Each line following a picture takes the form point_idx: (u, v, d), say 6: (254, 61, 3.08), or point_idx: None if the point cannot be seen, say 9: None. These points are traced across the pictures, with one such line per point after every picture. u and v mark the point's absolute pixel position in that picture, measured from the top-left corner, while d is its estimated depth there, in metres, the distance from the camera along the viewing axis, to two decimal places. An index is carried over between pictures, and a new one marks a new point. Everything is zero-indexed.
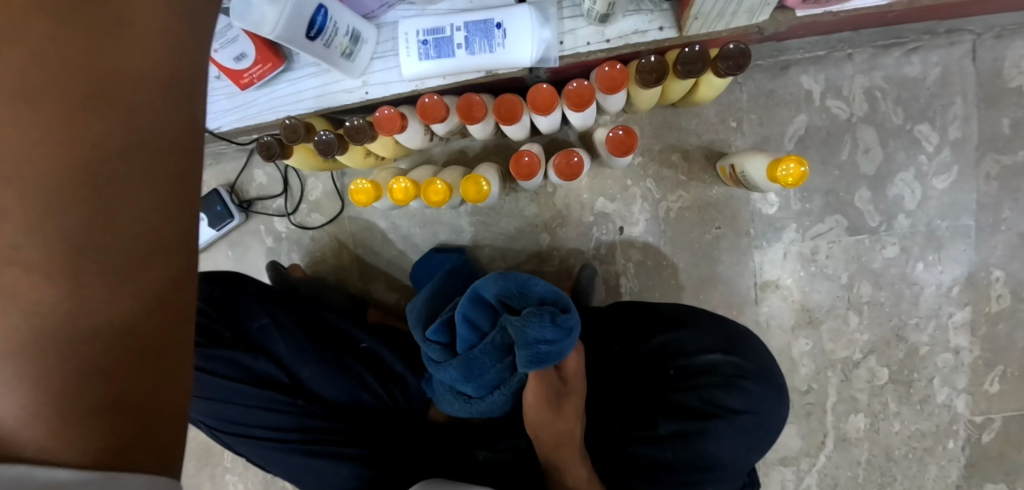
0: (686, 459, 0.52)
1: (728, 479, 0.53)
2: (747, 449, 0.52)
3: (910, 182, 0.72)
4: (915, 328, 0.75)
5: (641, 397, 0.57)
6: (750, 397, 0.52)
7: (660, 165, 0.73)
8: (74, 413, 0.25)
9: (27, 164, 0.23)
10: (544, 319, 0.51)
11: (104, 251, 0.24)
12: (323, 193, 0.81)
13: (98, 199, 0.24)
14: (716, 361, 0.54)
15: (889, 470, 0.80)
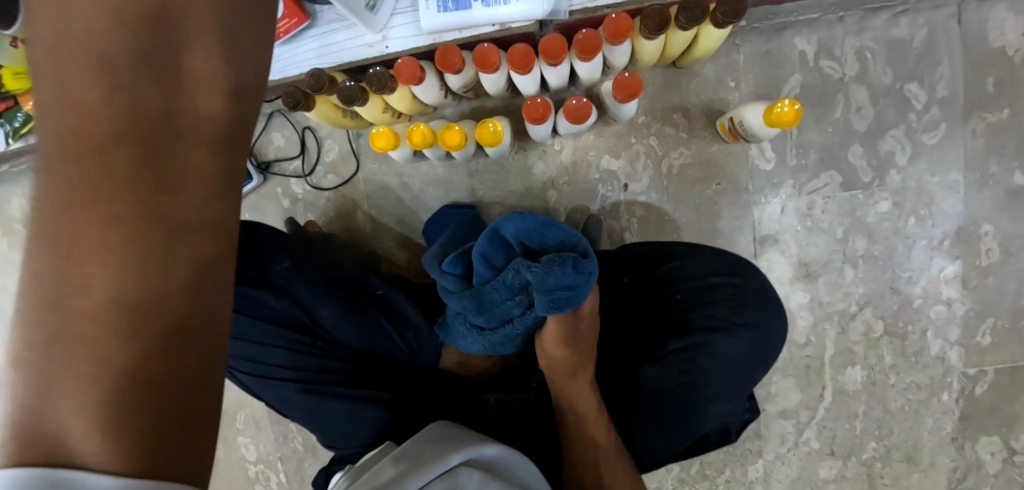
0: (693, 370, 0.57)
1: (732, 388, 0.58)
2: (747, 364, 0.57)
3: (901, 139, 0.75)
4: (908, 282, 0.78)
5: (648, 322, 0.61)
6: (749, 312, 0.58)
7: (662, 123, 0.77)
8: (117, 417, 0.24)
9: (91, 181, 0.24)
10: (566, 267, 0.50)
11: (150, 233, 0.25)
12: (339, 155, 0.83)
13: (149, 217, 0.25)
14: (719, 284, 0.59)
15: (885, 422, 0.83)
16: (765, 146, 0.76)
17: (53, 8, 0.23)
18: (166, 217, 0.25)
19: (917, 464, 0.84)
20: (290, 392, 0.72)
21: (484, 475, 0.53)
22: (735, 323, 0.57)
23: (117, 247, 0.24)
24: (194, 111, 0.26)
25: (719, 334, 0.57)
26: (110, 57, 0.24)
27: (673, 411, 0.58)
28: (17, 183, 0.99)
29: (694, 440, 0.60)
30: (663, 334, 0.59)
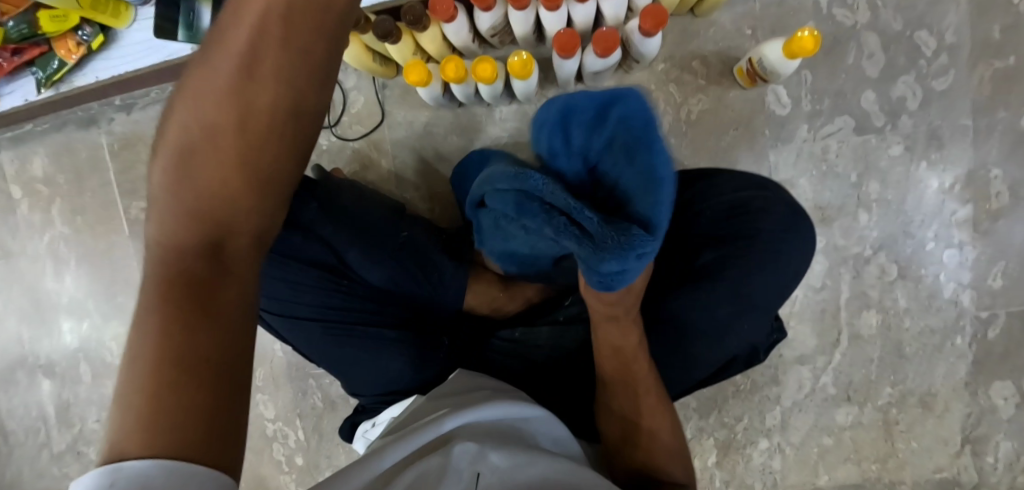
0: (729, 279, 0.55)
1: (770, 297, 0.55)
2: (781, 277, 0.56)
3: (912, 84, 0.78)
4: (920, 226, 0.80)
5: (679, 245, 0.60)
6: (781, 218, 0.56)
7: (681, 70, 0.79)
8: (167, 406, 0.27)
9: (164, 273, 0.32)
10: (626, 253, 0.40)
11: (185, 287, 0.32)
12: (364, 105, 0.85)
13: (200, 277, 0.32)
14: (749, 199, 0.58)
15: (900, 367, 0.84)
16: (781, 91, 0.79)
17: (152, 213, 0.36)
18: (211, 269, 0.33)
19: (931, 409, 0.85)
20: (314, 334, 0.72)
21: (482, 444, 0.43)
22: (767, 232, 0.55)
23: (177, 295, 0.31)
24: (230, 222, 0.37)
25: (751, 245, 0.55)
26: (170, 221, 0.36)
27: (706, 332, 0.56)
28: (40, 143, 1.00)
29: (721, 364, 0.59)
30: (695, 249, 0.57)
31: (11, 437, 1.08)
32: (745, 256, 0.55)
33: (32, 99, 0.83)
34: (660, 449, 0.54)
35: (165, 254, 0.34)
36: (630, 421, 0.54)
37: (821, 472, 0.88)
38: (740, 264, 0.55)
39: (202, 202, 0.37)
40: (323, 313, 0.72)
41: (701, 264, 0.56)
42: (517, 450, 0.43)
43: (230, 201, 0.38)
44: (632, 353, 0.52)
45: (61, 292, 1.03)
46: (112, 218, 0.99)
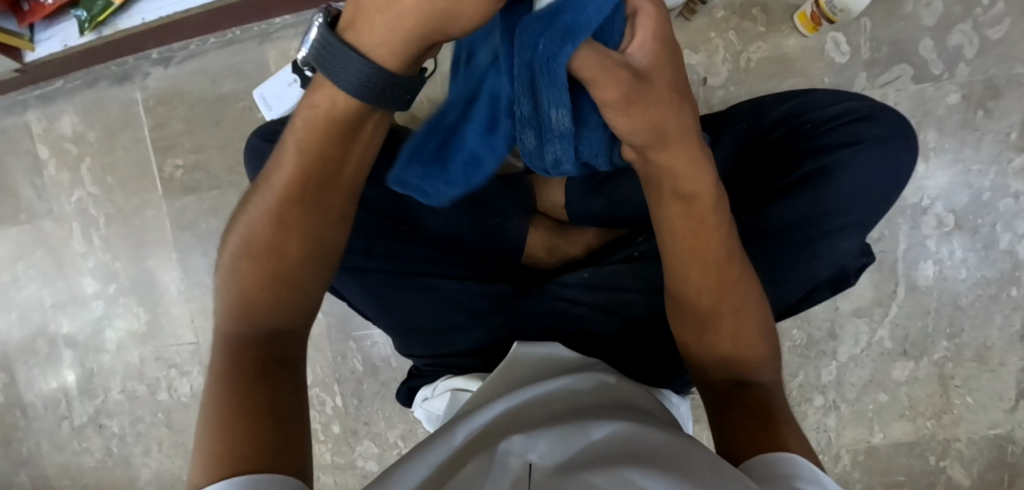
0: (835, 189, 0.53)
1: (873, 208, 0.54)
2: (882, 190, 0.54)
3: (969, 33, 0.78)
4: (977, 174, 0.80)
5: (774, 159, 0.57)
6: (889, 127, 0.54)
7: (741, 18, 0.80)
8: (246, 434, 0.36)
9: (234, 353, 0.42)
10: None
11: (251, 361, 0.41)
12: None
13: (261, 351, 0.42)
14: (852, 108, 0.56)
15: (956, 319, 0.83)
16: (839, 39, 0.79)
17: (223, 303, 0.45)
18: (271, 347, 0.43)
19: (986, 363, 0.84)
20: (368, 285, 0.68)
21: (527, 434, 0.39)
22: (875, 138, 0.54)
23: (243, 367, 0.41)
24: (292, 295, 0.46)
25: (858, 152, 0.53)
26: (240, 301, 0.45)
27: (809, 246, 0.54)
28: (71, 101, 0.98)
29: (806, 290, 0.56)
30: (797, 160, 0.55)
31: (29, 409, 1.06)
32: (851, 165, 0.53)
33: (71, 42, 0.86)
34: (750, 351, 0.48)
35: (234, 342, 0.43)
36: (712, 313, 0.48)
37: (876, 429, 0.87)
38: (848, 170, 0.53)
39: (263, 280, 0.45)
40: (377, 261, 0.68)
41: (805, 172, 0.54)
42: (564, 432, 0.39)
43: (292, 285, 0.46)
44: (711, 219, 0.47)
45: (87, 255, 1.01)
46: (143, 176, 0.98)
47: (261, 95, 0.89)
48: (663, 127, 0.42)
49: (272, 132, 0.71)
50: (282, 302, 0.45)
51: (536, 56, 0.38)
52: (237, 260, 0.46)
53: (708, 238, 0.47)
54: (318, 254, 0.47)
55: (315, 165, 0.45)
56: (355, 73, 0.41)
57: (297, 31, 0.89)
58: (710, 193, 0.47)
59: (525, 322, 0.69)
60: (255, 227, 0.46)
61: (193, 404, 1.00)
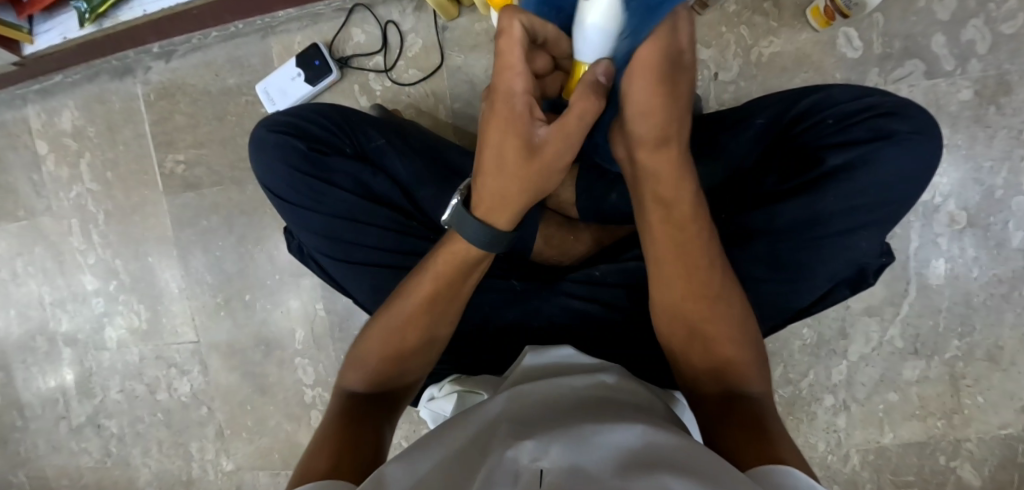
0: (856, 186, 0.52)
1: (895, 205, 0.53)
2: (905, 185, 0.52)
3: (982, 28, 0.78)
4: (989, 171, 0.80)
5: (793, 154, 0.56)
6: (914, 121, 0.53)
7: (752, 13, 0.80)
8: (335, 459, 0.42)
9: (351, 400, 0.49)
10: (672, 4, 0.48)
11: (359, 410, 0.48)
12: (422, 48, 0.85)
13: (370, 407, 0.49)
14: (874, 104, 0.54)
15: (968, 318, 0.83)
16: (852, 34, 0.79)
17: (352, 359, 0.53)
18: (374, 405, 0.50)
19: (998, 362, 0.83)
20: (376, 282, 0.66)
21: (541, 440, 0.37)
22: (900, 133, 0.52)
23: (352, 414, 0.48)
24: (405, 368, 0.53)
25: (883, 146, 0.52)
26: (362, 362, 0.52)
27: (825, 245, 0.54)
28: (70, 96, 0.97)
29: (826, 289, 0.57)
30: (819, 155, 0.54)
31: (26, 409, 1.04)
32: (875, 161, 0.52)
33: (71, 35, 0.85)
34: (735, 356, 0.47)
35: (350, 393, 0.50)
36: (697, 316, 0.49)
37: (886, 429, 0.86)
38: (870, 167, 0.52)
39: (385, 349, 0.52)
40: (385, 255, 0.66)
41: (827, 169, 0.53)
42: (573, 434, 0.38)
43: (405, 362, 0.53)
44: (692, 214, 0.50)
45: (86, 252, 1.00)
46: (144, 172, 0.96)
47: (265, 89, 0.88)
48: (661, 118, 0.48)
49: (280, 122, 0.69)
50: (395, 372, 0.52)
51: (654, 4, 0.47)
52: (368, 341, 0.53)
53: (688, 238, 0.50)
54: (428, 351, 0.54)
55: (448, 287, 0.53)
56: (478, 234, 0.51)
57: (302, 24, 0.88)
58: (684, 198, 0.50)
59: (535, 320, 0.68)
60: (386, 323, 0.53)
61: (194, 404, 0.98)
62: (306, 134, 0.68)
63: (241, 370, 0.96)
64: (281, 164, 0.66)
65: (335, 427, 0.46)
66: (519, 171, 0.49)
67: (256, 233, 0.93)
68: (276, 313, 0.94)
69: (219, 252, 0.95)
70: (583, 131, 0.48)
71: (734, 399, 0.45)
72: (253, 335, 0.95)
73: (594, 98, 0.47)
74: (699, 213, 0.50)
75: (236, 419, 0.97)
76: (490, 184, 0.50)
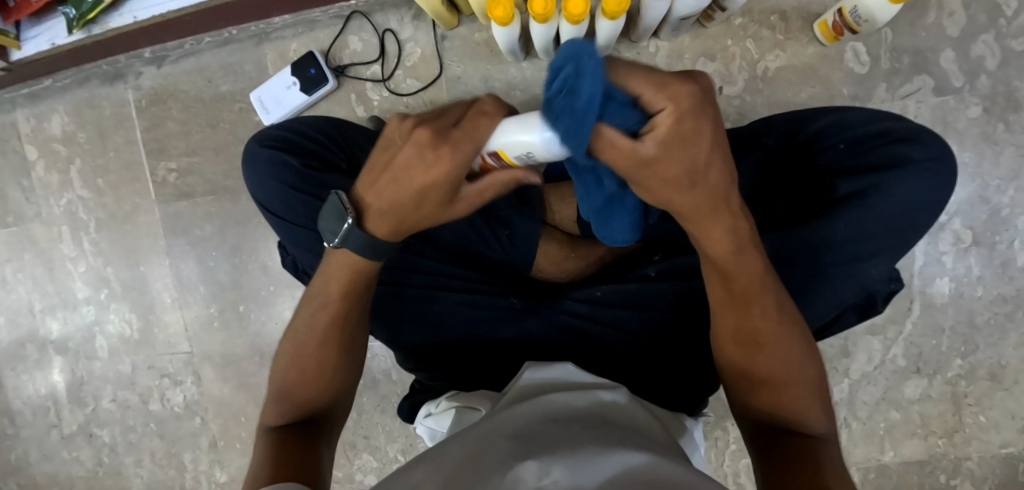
0: (868, 214, 0.51)
1: (907, 233, 0.52)
2: (917, 213, 0.51)
3: (992, 44, 0.76)
4: (996, 190, 0.78)
5: (805, 177, 0.55)
6: (929, 148, 0.51)
7: (759, 25, 0.78)
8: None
9: (278, 429, 0.50)
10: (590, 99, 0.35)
11: (288, 436, 0.49)
12: (420, 58, 0.83)
13: (297, 431, 0.49)
14: (890, 129, 0.53)
15: (971, 338, 0.82)
16: (859, 49, 0.77)
17: (274, 386, 0.53)
18: (303, 426, 0.50)
19: (1000, 381, 0.82)
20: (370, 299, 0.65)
21: (543, 461, 0.37)
22: (915, 161, 0.51)
23: (282, 441, 0.48)
24: (327, 383, 0.52)
25: (896, 174, 0.50)
26: (285, 389, 0.52)
27: (837, 272, 0.52)
28: (60, 100, 0.95)
29: (834, 314, 0.55)
30: (831, 180, 0.52)
31: (17, 417, 1.03)
32: (886, 189, 0.50)
33: (59, 41, 0.83)
34: (794, 392, 0.47)
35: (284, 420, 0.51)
36: (756, 361, 0.47)
37: (887, 447, 0.85)
38: (884, 194, 0.50)
39: (303, 371, 0.52)
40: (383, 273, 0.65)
41: (838, 196, 0.51)
42: (575, 454, 0.38)
43: (327, 376, 0.52)
44: (737, 268, 0.46)
45: (77, 259, 0.98)
46: (136, 179, 0.94)
47: (258, 98, 0.85)
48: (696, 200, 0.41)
49: (273, 136, 0.68)
50: (318, 389, 0.52)
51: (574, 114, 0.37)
52: (286, 375, 0.52)
53: (737, 280, 0.46)
54: (348, 362, 0.53)
55: (347, 305, 0.51)
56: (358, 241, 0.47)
57: (297, 31, 0.86)
58: (728, 243, 0.45)
59: (531, 339, 0.66)
60: (299, 357, 0.52)
61: (187, 414, 0.97)
62: (299, 149, 0.66)
63: (235, 381, 0.95)
64: (275, 182, 0.65)
65: (265, 458, 0.46)
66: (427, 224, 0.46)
67: (251, 243, 0.92)
68: (271, 325, 0.93)
69: (213, 262, 0.93)
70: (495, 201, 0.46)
71: (799, 440, 0.46)
72: (248, 346, 0.94)
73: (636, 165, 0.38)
74: (745, 257, 0.46)
75: (230, 431, 0.96)
76: (391, 221, 0.46)
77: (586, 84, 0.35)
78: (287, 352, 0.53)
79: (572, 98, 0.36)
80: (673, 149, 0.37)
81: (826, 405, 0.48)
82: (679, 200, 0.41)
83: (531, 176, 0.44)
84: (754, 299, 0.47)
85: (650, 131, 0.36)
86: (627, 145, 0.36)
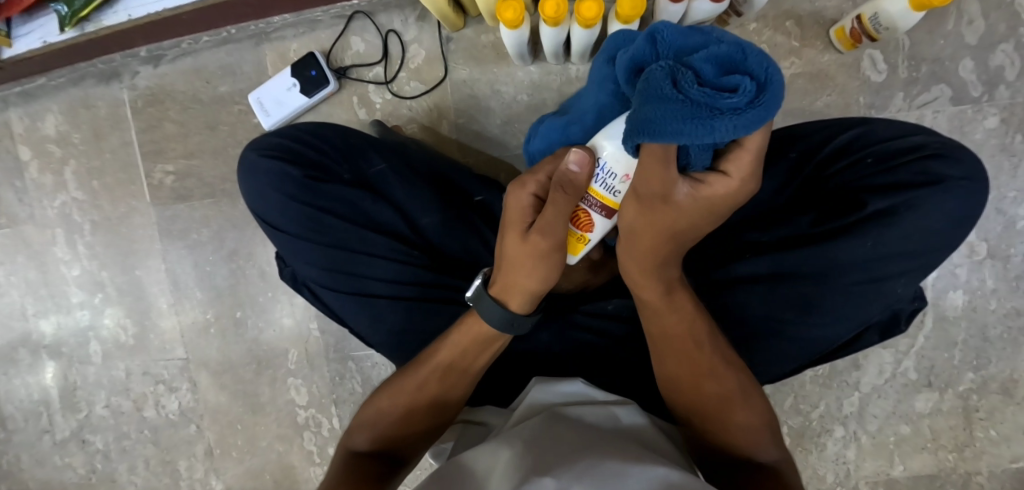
0: (896, 232, 0.49)
1: (935, 252, 0.50)
2: (947, 233, 0.49)
3: (1011, 53, 0.75)
4: (1013, 202, 0.77)
5: (830, 193, 0.53)
6: (964, 165, 0.49)
7: (774, 31, 0.76)
8: None
9: (364, 455, 0.51)
10: (692, 114, 0.34)
11: (367, 467, 0.50)
12: (425, 60, 0.81)
13: (377, 466, 0.50)
14: (921, 143, 0.51)
15: (983, 351, 0.80)
16: (876, 56, 0.76)
17: (369, 411, 0.54)
18: (384, 465, 0.50)
19: (1013, 396, 0.80)
20: (377, 316, 0.63)
21: (561, 476, 0.36)
22: (949, 178, 0.49)
23: (361, 471, 0.49)
24: (419, 433, 0.52)
25: (930, 191, 0.48)
26: (376, 420, 0.53)
27: (859, 292, 0.51)
28: (54, 100, 0.92)
29: (855, 332, 0.54)
30: (859, 197, 0.50)
31: (8, 422, 1.00)
32: (917, 209, 0.49)
33: (51, 40, 0.81)
34: (741, 419, 0.46)
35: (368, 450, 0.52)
36: (695, 396, 0.47)
37: (896, 461, 0.83)
38: (915, 211, 0.49)
39: (398, 413, 0.52)
40: (391, 287, 0.63)
41: (868, 213, 0.50)
42: (593, 469, 0.37)
43: (419, 427, 0.52)
44: (667, 303, 0.48)
45: (70, 263, 0.95)
46: (131, 182, 0.92)
47: (257, 99, 0.83)
48: (651, 231, 0.44)
49: (275, 144, 0.65)
50: (410, 436, 0.52)
51: (662, 120, 0.35)
52: (382, 408, 0.53)
53: (668, 323, 0.48)
54: (445, 419, 0.53)
55: (458, 361, 0.52)
56: (500, 315, 0.50)
57: (298, 30, 0.84)
58: (658, 283, 0.47)
59: (542, 354, 0.64)
60: (399, 388, 0.53)
61: (182, 422, 0.95)
62: (301, 159, 0.64)
63: (232, 388, 0.92)
64: (276, 193, 0.63)
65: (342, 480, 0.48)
66: (531, 262, 0.47)
67: (250, 248, 0.89)
68: (269, 332, 0.91)
69: (210, 267, 0.91)
70: (564, 213, 0.45)
71: (748, 471, 0.46)
72: (246, 352, 0.92)
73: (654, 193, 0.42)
74: (674, 295, 0.48)
75: (226, 438, 0.93)
76: (512, 276, 0.49)
77: (723, 120, 0.34)
78: (390, 384, 0.54)
79: (699, 104, 0.34)
80: (692, 210, 0.43)
81: (774, 430, 0.48)
82: (641, 238, 0.45)
83: (569, 155, 0.44)
84: (687, 336, 0.47)
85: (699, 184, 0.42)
86: (672, 175, 0.40)
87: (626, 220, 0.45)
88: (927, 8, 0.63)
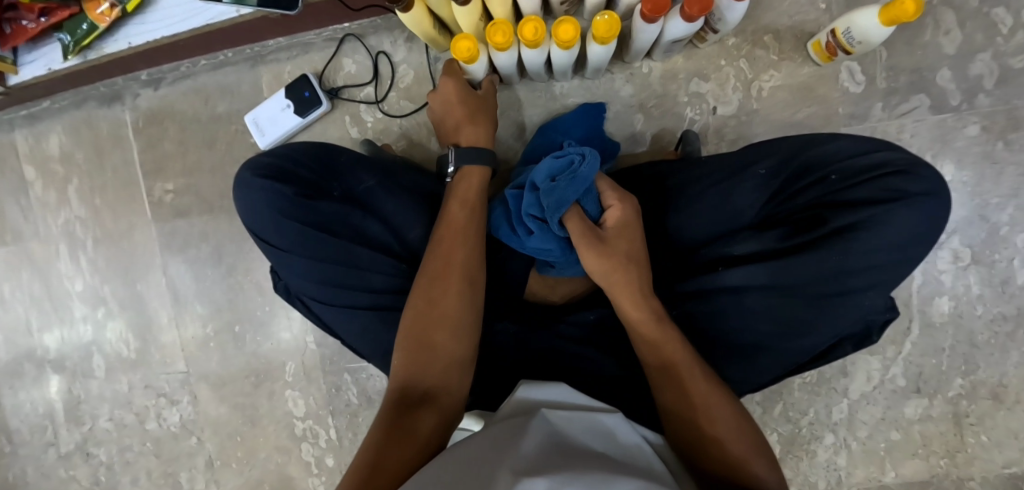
0: (864, 247, 0.50)
1: (903, 264, 0.51)
2: (914, 245, 0.51)
3: (989, 62, 0.76)
4: (996, 208, 0.78)
5: (804, 208, 0.54)
6: (927, 181, 0.51)
7: (753, 45, 0.78)
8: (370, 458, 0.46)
9: (406, 393, 0.53)
10: (568, 177, 0.57)
11: (408, 403, 0.51)
12: (414, 79, 0.83)
13: (418, 403, 0.52)
14: (888, 159, 0.52)
15: (971, 357, 0.81)
16: (854, 69, 0.77)
17: (401, 355, 0.55)
18: (423, 400, 0.52)
19: (1002, 401, 0.81)
20: (374, 329, 0.65)
21: (554, 477, 0.37)
22: (912, 194, 0.50)
23: (402, 414, 0.50)
24: (446, 361, 0.54)
25: (897, 206, 0.50)
26: (410, 360, 0.54)
27: (828, 305, 0.52)
28: (58, 121, 0.95)
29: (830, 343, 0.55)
30: (826, 212, 0.52)
31: (14, 435, 1.02)
32: (884, 222, 0.50)
33: (56, 66, 0.84)
34: (731, 441, 0.49)
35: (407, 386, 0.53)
36: (687, 423, 0.50)
37: (887, 468, 0.84)
38: (880, 226, 0.50)
39: (423, 341, 0.55)
40: (387, 301, 0.65)
41: (835, 227, 0.51)
42: (584, 476, 0.38)
43: (445, 350, 0.55)
44: (654, 323, 0.54)
45: (73, 278, 0.98)
46: (132, 199, 0.95)
47: (253, 119, 0.85)
48: (618, 263, 0.55)
49: (264, 165, 0.66)
50: (439, 365, 0.54)
51: (553, 202, 0.56)
52: (409, 351, 0.55)
53: (664, 349, 0.52)
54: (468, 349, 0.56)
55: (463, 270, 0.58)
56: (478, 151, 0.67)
57: (291, 52, 0.86)
58: (641, 309, 0.54)
59: (529, 367, 0.65)
60: (418, 313, 0.56)
61: (183, 434, 0.97)
62: (291, 178, 0.65)
63: (232, 400, 0.94)
64: (269, 211, 0.64)
65: (387, 421, 0.50)
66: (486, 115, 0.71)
67: (247, 263, 0.92)
68: (267, 346, 0.93)
69: (209, 282, 0.93)
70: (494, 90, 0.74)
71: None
72: (246, 365, 0.93)
73: (582, 231, 0.56)
74: (661, 320, 0.54)
75: (226, 449, 0.95)
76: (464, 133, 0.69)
77: (582, 168, 0.57)
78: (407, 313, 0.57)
79: (567, 176, 0.57)
80: (621, 231, 0.57)
81: (768, 455, 0.50)
82: (615, 278, 0.55)
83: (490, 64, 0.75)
84: (681, 363, 0.52)
85: (606, 220, 0.58)
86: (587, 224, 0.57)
87: (590, 266, 0.56)
88: (898, 22, 0.65)
